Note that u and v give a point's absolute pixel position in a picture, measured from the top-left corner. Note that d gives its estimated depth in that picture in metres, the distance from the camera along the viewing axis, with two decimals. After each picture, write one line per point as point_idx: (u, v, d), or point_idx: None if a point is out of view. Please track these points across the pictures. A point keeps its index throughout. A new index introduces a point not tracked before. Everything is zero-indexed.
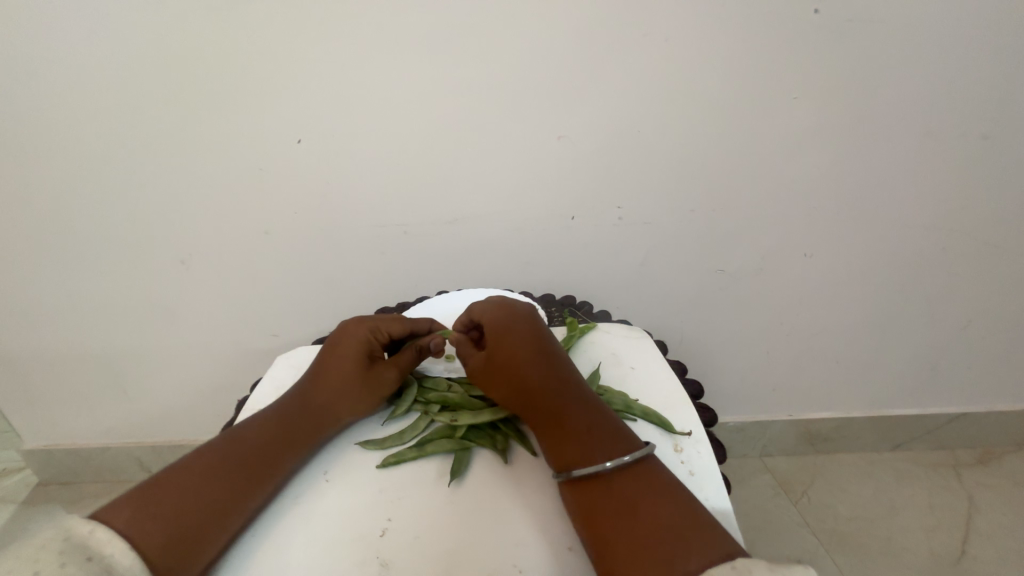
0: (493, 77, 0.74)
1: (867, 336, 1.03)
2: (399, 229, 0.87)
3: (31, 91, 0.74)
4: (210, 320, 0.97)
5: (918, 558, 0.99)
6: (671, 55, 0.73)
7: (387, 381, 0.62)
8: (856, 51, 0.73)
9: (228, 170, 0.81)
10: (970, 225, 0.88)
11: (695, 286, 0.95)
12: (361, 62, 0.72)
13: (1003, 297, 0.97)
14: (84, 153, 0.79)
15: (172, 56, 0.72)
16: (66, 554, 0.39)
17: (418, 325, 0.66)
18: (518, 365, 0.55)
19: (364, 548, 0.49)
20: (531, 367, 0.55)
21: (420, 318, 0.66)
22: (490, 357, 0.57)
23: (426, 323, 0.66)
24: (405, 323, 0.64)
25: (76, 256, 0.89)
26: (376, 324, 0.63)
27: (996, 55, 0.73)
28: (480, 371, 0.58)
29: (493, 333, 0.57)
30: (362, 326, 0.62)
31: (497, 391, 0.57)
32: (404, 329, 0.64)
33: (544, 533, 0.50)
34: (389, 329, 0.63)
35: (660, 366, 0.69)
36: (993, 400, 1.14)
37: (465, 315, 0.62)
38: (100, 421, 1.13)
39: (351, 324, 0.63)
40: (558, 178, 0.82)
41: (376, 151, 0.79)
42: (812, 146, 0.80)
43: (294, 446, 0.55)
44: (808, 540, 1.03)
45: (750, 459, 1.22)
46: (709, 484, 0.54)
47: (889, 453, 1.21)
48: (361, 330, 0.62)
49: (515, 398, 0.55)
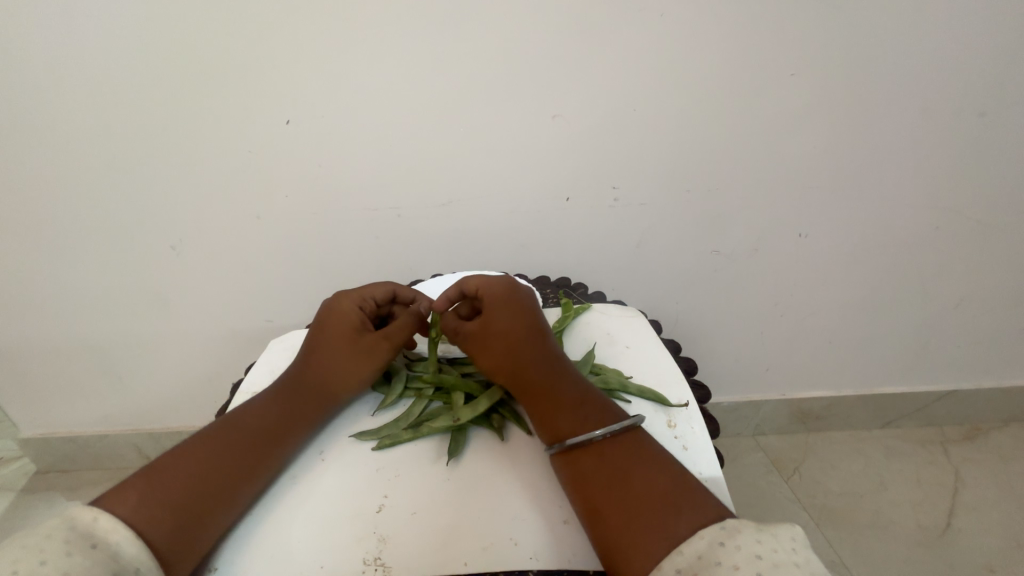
0: (488, 56, 0.73)
1: (858, 315, 1.04)
2: (391, 212, 0.86)
3: (9, 73, 0.72)
4: (204, 305, 0.97)
5: (904, 530, 1.02)
6: (665, 31, 0.72)
7: (379, 358, 0.60)
8: (852, 28, 0.72)
9: (218, 153, 0.79)
10: (964, 204, 0.88)
11: (689, 267, 0.95)
12: (348, 42, 0.71)
13: (994, 276, 0.98)
14: (68, 138, 0.77)
15: (159, 36, 0.70)
16: (71, 542, 0.39)
17: (401, 291, 0.63)
18: (516, 341, 0.56)
19: (361, 523, 0.49)
20: (522, 341, 0.56)
21: (404, 283, 0.64)
22: (484, 321, 0.56)
23: (412, 291, 0.64)
24: (388, 289, 0.63)
25: (65, 242, 0.88)
26: (361, 297, 0.61)
27: (992, 33, 0.73)
28: (472, 337, 0.57)
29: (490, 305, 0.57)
30: (348, 299, 0.61)
31: (489, 357, 0.56)
32: (387, 293, 0.63)
33: (541, 507, 0.50)
34: (372, 297, 0.62)
35: (654, 345, 0.69)
36: (980, 377, 1.16)
37: (455, 288, 0.59)
38: (97, 408, 1.13)
39: (337, 299, 0.62)
40: (550, 159, 0.82)
41: (368, 134, 0.78)
42: (807, 125, 0.80)
43: (296, 423, 0.56)
44: (798, 515, 1.05)
45: (743, 438, 1.24)
46: (702, 457, 0.55)
47: (878, 431, 1.23)
48: (347, 303, 0.61)
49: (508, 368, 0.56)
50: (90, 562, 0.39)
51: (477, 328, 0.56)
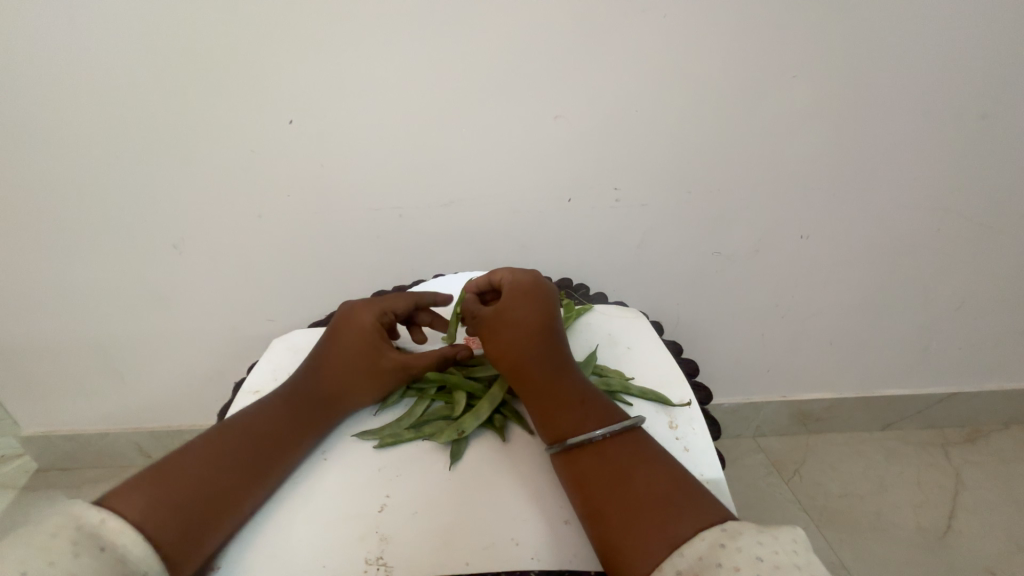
0: (490, 57, 0.73)
1: (859, 317, 1.04)
2: (393, 212, 0.86)
3: (12, 72, 0.72)
4: (205, 304, 0.97)
5: (904, 532, 1.02)
6: (667, 33, 0.72)
7: (388, 372, 0.60)
8: (854, 30, 0.72)
9: (220, 153, 0.80)
10: (965, 206, 0.88)
11: (691, 268, 0.95)
12: (350, 42, 0.71)
13: (995, 278, 0.98)
14: (71, 136, 0.78)
15: (162, 36, 0.70)
16: (79, 543, 0.39)
17: (424, 305, 0.64)
18: (524, 337, 0.56)
19: (363, 522, 0.49)
20: (530, 339, 0.56)
21: (428, 296, 0.64)
22: (500, 307, 0.58)
23: (433, 302, 0.65)
24: (410, 301, 0.63)
25: (67, 241, 0.88)
26: (382, 307, 0.61)
27: (994, 35, 0.73)
28: (484, 322, 0.58)
29: (511, 299, 0.58)
30: (367, 310, 0.61)
31: (495, 345, 0.57)
32: (407, 306, 0.63)
33: (542, 507, 0.50)
34: (393, 309, 0.62)
35: (656, 346, 0.69)
36: (981, 380, 1.16)
37: (483, 277, 0.63)
38: (98, 406, 1.13)
39: (357, 308, 0.62)
40: (552, 159, 0.82)
41: (370, 133, 0.78)
42: (808, 127, 0.80)
43: (302, 427, 0.56)
44: (798, 517, 1.05)
45: (744, 439, 1.24)
46: (703, 459, 0.55)
47: (879, 433, 1.23)
48: (367, 314, 0.61)
49: (512, 359, 0.56)
50: (98, 563, 0.39)
51: (491, 313, 0.58)
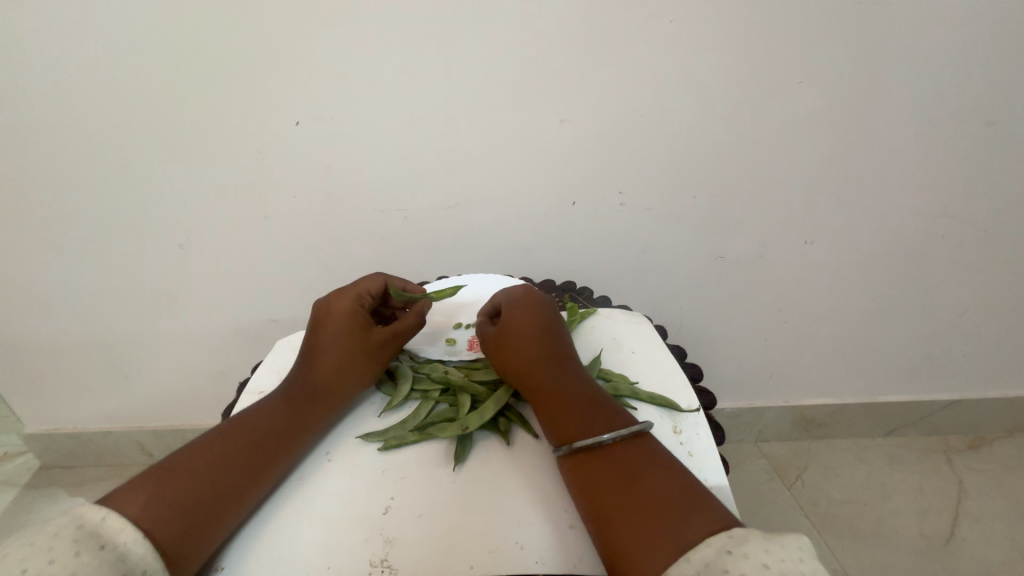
0: (497, 62, 0.73)
1: (862, 323, 1.03)
2: (398, 214, 0.86)
3: (22, 71, 0.73)
4: (208, 303, 0.97)
5: (908, 539, 1.01)
6: (672, 37, 0.72)
7: (385, 350, 0.63)
8: (858, 36, 0.72)
9: (227, 153, 0.80)
10: (969, 213, 0.88)
11: (694, 273, 0.95)
12: (357, 44, 0.71)
13: (1000, 285, 0.98)
14: (78, 135, 0.78)
15: (170, 38, 0.70)
16: (79, 542, 0.39)
17: (394, 282, 0.65)
18: (531, 337, 0.60)
19: (368, 524, 0.50)
20: (539, 336, 0.60)
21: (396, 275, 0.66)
22: (506, 318, 0.62)
23: (403, 282, 0.66)
24: (381, 282, 0.65)
25: (73, 239, 0.88)
26: (358, 292, 0.63)
27: (999, 43, 0.73)
28: (493, 336, 0.62)
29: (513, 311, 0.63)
30: (345, 298, 0.62)
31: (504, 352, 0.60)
32: (382, 287, 0.64)
33: (547, 511, 0.50)
34: (368, 292, 0.64)
35: (660, 351, 0.69)
36: (985, 387, 1.16)
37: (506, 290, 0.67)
38: (101, 404, 1.13)
39: (332, 297, 0.63)
40: (556, 163, 0.82)
41: (375, 135, 0.79)
42: (813, 133, 0.80)
43: (304, 423, 0.56)
44: (800, 522, 1.05)
45: (746, 444, 1.24)
46: (708, 464, 0.55)
47: (882, 439, 1.23)
48: (345, 301, 0.62)
49: (523, 360, 0.59)
50: (98, 562, 0.39)
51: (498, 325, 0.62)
